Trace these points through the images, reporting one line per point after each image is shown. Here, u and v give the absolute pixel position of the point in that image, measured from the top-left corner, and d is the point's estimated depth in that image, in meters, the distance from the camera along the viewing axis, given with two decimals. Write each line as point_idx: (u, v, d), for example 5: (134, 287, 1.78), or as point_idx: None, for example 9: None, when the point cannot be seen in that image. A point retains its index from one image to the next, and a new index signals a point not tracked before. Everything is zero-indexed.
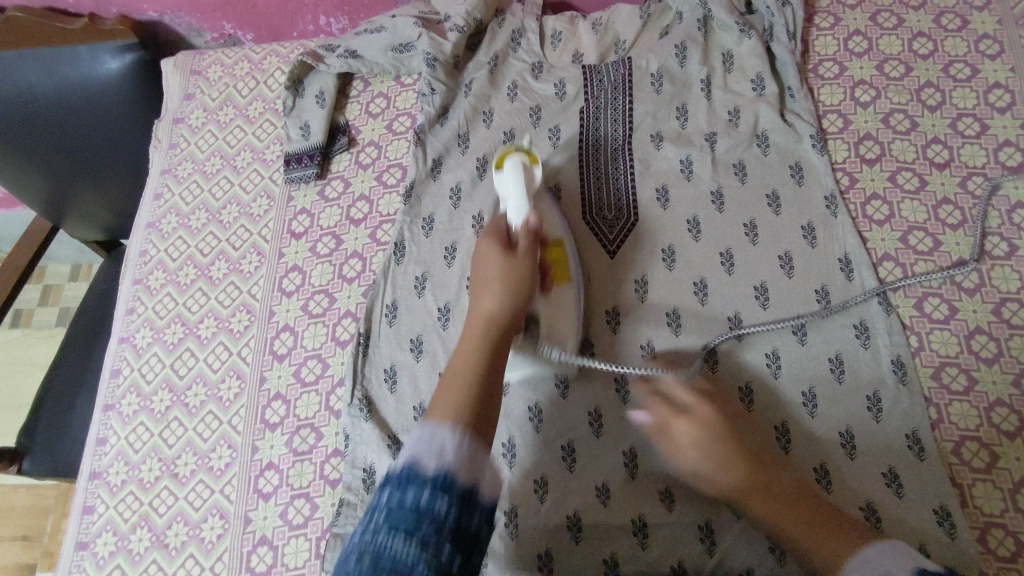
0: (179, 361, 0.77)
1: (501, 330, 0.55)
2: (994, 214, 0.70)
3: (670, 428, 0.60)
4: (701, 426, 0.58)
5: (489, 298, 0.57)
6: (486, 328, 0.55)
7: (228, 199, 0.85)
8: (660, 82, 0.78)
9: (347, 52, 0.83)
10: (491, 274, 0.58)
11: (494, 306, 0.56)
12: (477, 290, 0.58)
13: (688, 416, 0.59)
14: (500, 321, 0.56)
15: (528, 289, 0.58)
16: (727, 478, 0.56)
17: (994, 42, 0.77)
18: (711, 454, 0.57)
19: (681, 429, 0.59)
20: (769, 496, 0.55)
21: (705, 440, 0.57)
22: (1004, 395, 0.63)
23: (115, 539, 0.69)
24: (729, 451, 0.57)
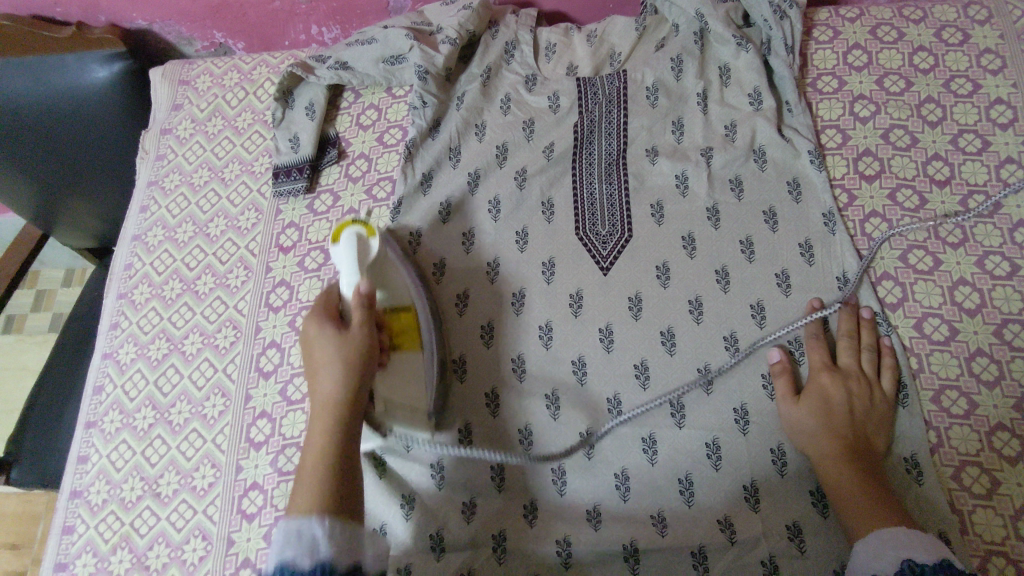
0: (164, 377, 0.75)
1: (347, 407, 0.54)
2: (996, 232, 0.68)
3: (795, 409, 0.62)
4: (822, 408, 0.61)
5: (327, 380, 0.55)
6: (331, 414, 0.53)
7: (216, 212, 0.83)
8: (655, 95, 0.77)
9: (338, 63, 0.82)
10: (329, 355, 0.56)
11: (333, 390, 0.54)
12: (311, 381, 0.56)
13: (810, 399, 0.62)
14: (339, 404, 0.54)
15: (365, 363, 0.56)
16: (826, 434, 0.60)
17: (996, 57, 0.75)
18: (827, 436, 0.60)
19: (803, 412, 0.62)
20: (850, 474, 0.58)
21: (822, 423, 0.61)
22: (1006, 420, 0.61)
23: (95, 560, 0.68)
24: (832, 438, 0.60)
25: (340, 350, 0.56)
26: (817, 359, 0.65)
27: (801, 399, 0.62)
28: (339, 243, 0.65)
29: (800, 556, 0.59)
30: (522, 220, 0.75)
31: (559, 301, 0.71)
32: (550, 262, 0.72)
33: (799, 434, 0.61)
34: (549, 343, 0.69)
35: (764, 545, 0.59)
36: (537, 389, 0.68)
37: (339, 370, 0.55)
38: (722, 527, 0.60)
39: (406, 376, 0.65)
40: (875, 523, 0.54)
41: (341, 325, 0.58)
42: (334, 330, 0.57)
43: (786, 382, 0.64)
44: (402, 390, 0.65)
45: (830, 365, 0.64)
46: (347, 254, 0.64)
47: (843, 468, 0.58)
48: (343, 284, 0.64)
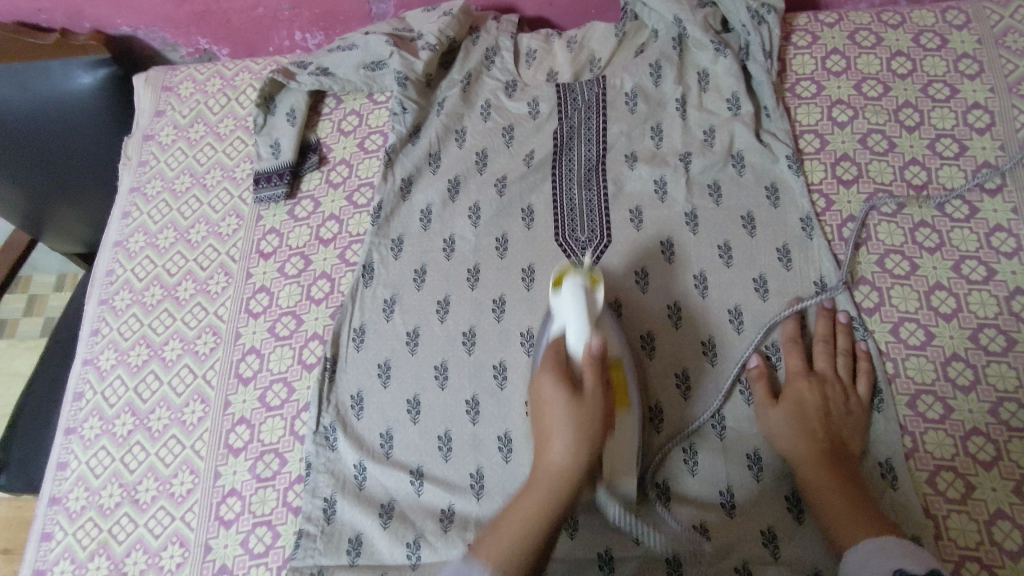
0: (143, 383, 0.75)
1: (565, 482, 0.54)
2: (972, 237, 0.68)
3: (769, 416, 0.62)
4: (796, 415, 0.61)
5: (558, 448, 0.54)
6: (554, 484, 0.54)
7: (197, 218, 0.83)
8: (634, 101, 0.77)
9: (318, 69, 0.82)
10: (558, 417, 0.54)
11: (562, 459, 0.54)
12: (541, 438, 0.56)
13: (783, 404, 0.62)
14: (570, 476, 0.54)
15: (598, 432, 0.54)
16: (803, 442, 0.60)
17: (974, 61, 0.76)
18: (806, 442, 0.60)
19: (779, 417, 0.62)
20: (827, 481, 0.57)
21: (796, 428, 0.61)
22: (981, 425, 0.61)
23: (73, 567, 0.68)
24: (810, 444, 0.60)
25: (573, 434, 0.54)
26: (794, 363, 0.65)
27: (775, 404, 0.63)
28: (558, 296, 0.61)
29: (774, 562, 0.58)
30: (502, 227, 0.75)
31: (540, 307, 0.70)
32: (530, 268, 0.72)
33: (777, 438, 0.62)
34: (532, 350, 0.68)
35: (738, 551, 0.59)
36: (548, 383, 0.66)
37: (571, 443, 0.54)
38: (698, 533, 0.60)
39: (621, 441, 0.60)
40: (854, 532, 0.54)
41: (573, 385, 0.56)
42: (562, 394, 0.55)
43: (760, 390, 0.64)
44: (615, 449, 0.60)
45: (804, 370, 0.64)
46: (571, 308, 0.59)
47: (822, 470, 0.58)
48: (568, 334, 0.58)
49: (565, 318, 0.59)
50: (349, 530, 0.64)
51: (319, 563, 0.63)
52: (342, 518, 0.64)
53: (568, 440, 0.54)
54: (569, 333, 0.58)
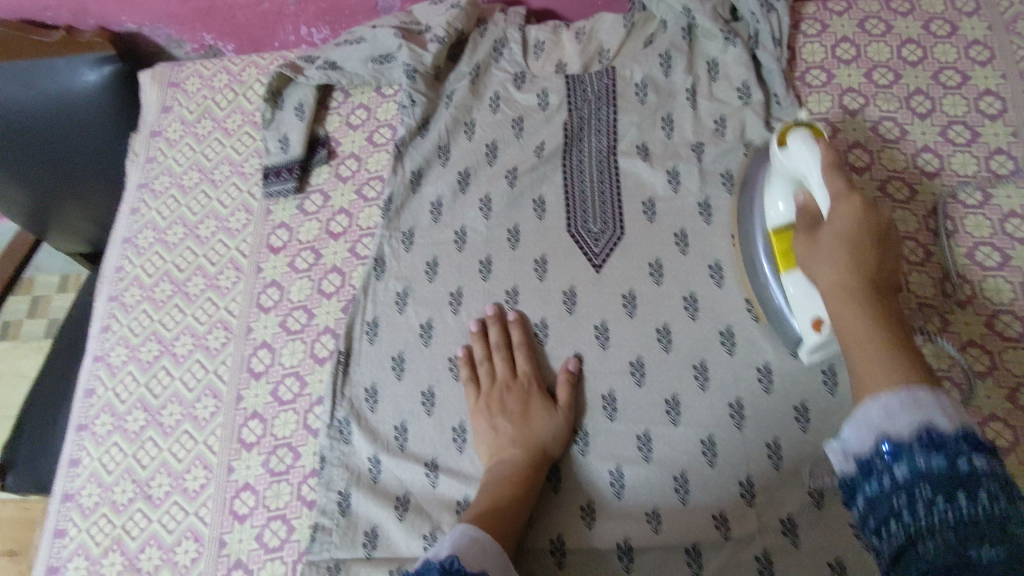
0: (154, 379, 0.75)
1: (855, 292, 0.50)
2: (986, 223, 0.68)
3: (805, 258, 0.55)
4: (840, 281, 0.51)
5: (822, 275, 0.52)
6: (845, 296, 0.50)
7: (206, 213, 0.83)
8: (644, 92, 0.77)
9: (327, 63, 0.82)
10: (815, 255, 0.54)
11: (830, 277, 0.52)
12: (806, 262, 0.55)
13: (826, 236, 0.54)
14: (842, 287, 0.51)
15: (866, 260, 0.51)
16: (834, 273, 0.51)
17: (985, 48, 0.75)
18: (848, 293, 0.50)
19: (823, 243, 0.53)
20: (861, 306, 0.49)
21: (862, 313, 0.49)
22: (999, 411, 0.61)
23: (87, 563, 0.68)
24: (859, 289, 0.50)
25: (828, 283, 0.52)
26: (837, 247, 0.52)
27: (812, 245, 0.55)
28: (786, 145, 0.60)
29: (794, 550, 0.58)
30: (513, 218, 0.75)
31: (552, 298, 0.71)
32: (542, 259, 0.72)
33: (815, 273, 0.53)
34: (546, 339, 0.70)
35: (759, 540, 0.59)
36: (574, 395, 0.67)
37: (829, 267, 0.52)
38: (717, 524, 0.60)
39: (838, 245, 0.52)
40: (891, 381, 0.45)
41: (814, 224, 0.56)
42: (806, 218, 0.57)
43: (806, 223, 0.57)
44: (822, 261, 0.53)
45: (868, 224, 0.52)
46: (807, 152, 0.58)
47: (854, 346, 0.48)
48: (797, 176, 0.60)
49: (801, 169, 0.59)
50: (365, 523, 0.64)
51: (335, 556, 0.62)
52: (358, 512, 0.64)
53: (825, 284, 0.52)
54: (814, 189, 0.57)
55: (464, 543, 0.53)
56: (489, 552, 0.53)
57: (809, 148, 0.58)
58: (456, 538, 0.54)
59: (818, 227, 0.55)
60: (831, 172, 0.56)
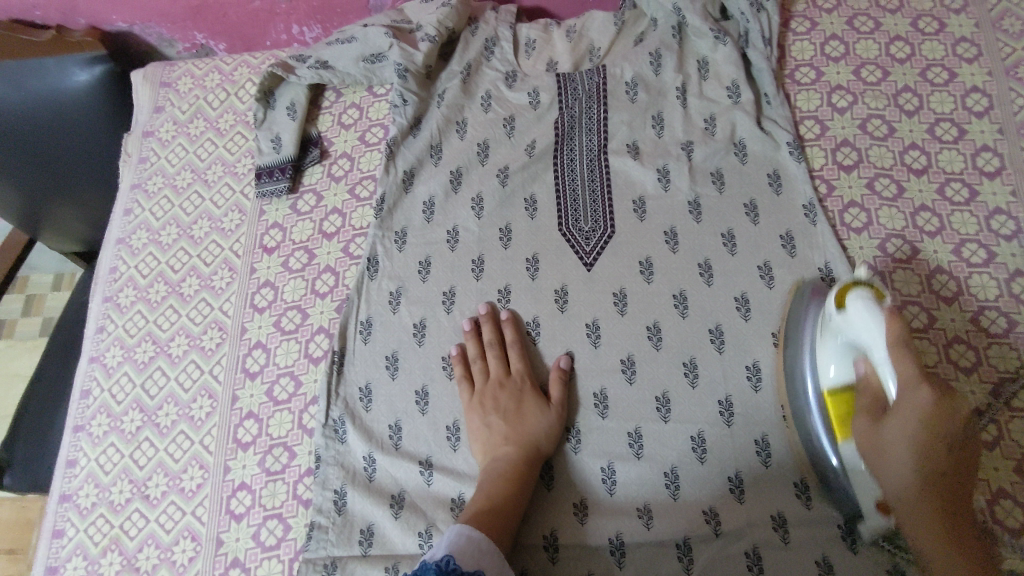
0: (150, 379, 0.76)
1: (928, 476, 0.48)
2: (972, 220, 0.69)
3: (874, 458, 0.52)
4: (919, 470, 0.48)
5: (892, 477, 0.50)
6: (925, 498, 0.48)
7: (199, 214, 0.83)
8: (635, 91, 0.77)
9: (318, 63, 0.82)
10: (894, 442, 0.49)
11: (902, 484, 0.49)
12: (874, 455, 0.51)
13: (894, 426, 0.49)
14: (916, 498, 0.48)
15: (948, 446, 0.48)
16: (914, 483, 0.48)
17: (972, 45, 0.76)
18: (938, 484, 0.48)
19: (892, 434, 0.50)
20: (929, 518, 0.47)
21: (910, 443, 0.48)
22: (984, 405, 0.62)
23: (85, 563, 0.68)
24: (928, 490, 0.48)
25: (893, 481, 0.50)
26: (907, 368, 0.49)
27: (883, 421, 0.51)
28: (845, 306, 0.56)
29: (783, 545, 0.59)
30: (505, 218, 0.75)
31: (544, 297, 0.71)
32: (534, 258, 0.73)
33: (880, 462, 0.51)
34: (539, 338, 0.70)
35: (748, 535, 0.60)
36: (566, 392, 0.67)
37: (911, 469, 0.49)
38: (707, 518, 0.61)
39: (899, 419, 0.49)
40: (946, 567, 0.46)
41: (878, 410, 0.52)
42: (912, 365, 0.49)
43: (867, 408, 0.53)
44: (890, 464, 0.50)
45: (951, 420, 0.47)
46: (867, 318, 0.53)
47: (926, 505, 0.48)
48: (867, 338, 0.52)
49: (865, 339, 0.53)
50: (361, 521, 0.64)
51: (331, 554, 0.63)
52: (353, 510, 0.65)
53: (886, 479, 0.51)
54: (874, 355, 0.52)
55: (460, 542, 0.53)
56: (485, 550, 0.54)
57: (871, 313, 0.53)
58: (453, 537, 0.54)
59: (884, 415, 0.51)
60: (898, 350, 0.50)
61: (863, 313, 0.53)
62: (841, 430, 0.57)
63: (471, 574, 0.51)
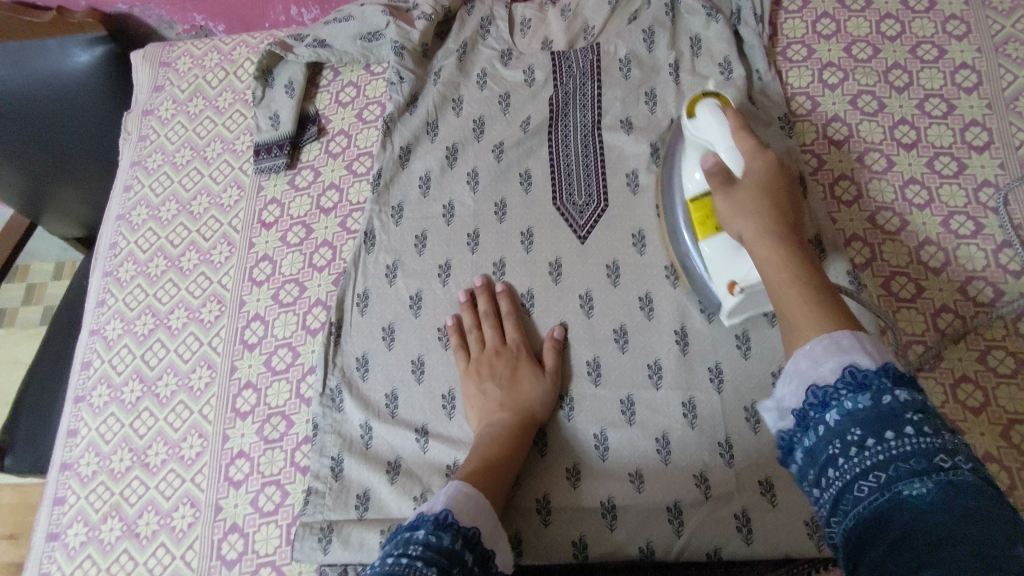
0: (150, 351, 0.77)
1: (784, 232, 0.52)
2: (960, 193, 0.70)
3: (729, 214, 0.55)
4: (767, 208, 0.53)
5: (751, 222, 0.53)
6: (784, 255, 0.50)
7: (198, 190, 0.84)
8: (629, 67, 0.78)
9: (316, 41, 0.83)
10: (747, 211, 0.53)
11: (761, 242, 0.52)
12: (733, 210, 0.55)
13: (749, 186, 0.54)
14: (776, 228, 0.51)
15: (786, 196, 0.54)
16: (774, 229, 0.52)
17: (961, 23, 0.77)
18: (770, 237, 0.51)
19: (743, 195, 0.54)
20: (786, 247, 0.50)
21: (766, 219, 0.52)
22: (970, 372, 0.63)
23: (86, 529, 0.70)
24: (782, 228, 0.52)
25: (756, 243, 0.52)
26: (747, 143, 0.57)
27: (732, 189, 0.55)
28: (695, 116, 0.62)
29: (772, 509, 0.60)
30: (500, 192, 0.76)
31: (539, 269, 0.72)
32: (528, 231, 0.74)
33: (733, 215, 0.54)
34: (533, 308, 0.71)
35: (737, 499, 0.61)
36: (559, 361, 0.69)
37: (756, 213, 0.53)
38: (698, 483, 0.61)
39: (750, 195, 0.54)
40: (825, 324, 0.44)
41: (731, 181, 0.55)
42: (752, 140, 0.57)
43: (718, 192, 0.57)
44: (743, 206, 0.54)
45: (778, 172, 0.55)
46: (712, 121, 0.60)
47: (792, 294, 0.47)
48: (716, 147, 0.59)
49: (711, 140, 0.60)
50: (357, 487, 0.65)
51: (328, 518, 0.64)
52: (350, 475, 0.66)
53: (748, 232, 0.53)
54: (718, 146, 0.59)
55: (458, 498, 0.54)
56: (482, 507, 0.54)
57: (716, 117, 0.60)
58: (450, 493, 0.54)
59: (736, 185, 0.55)
60: (740, 134, 0.58)
61: (729, 162, 0.57)
62: (705, 229, 0.62)
63: (469, 530, 0.52)
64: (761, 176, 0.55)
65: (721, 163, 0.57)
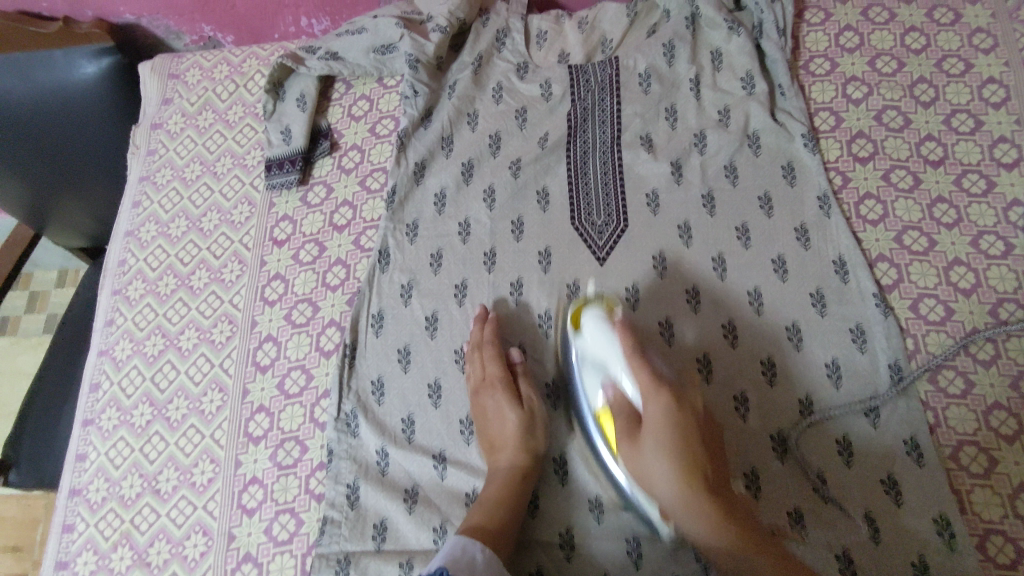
0: (160, 373, 0.75)
1: (700, 482, 0.54)
2: (990, 212, 0.68)
3: (633, 463, 0.57)
4: (677, 466, 0.54)
5: (660, 487, 0.55)
6: (695, 510, 0.54)
7: (208, 207, 0.83)
8: (648, 82, 0.77)
9: (328, 54, 0.82)
10: (656, 471, 0.55)
11: (668, 494, 0.55)
12: (631, 447, 0.58)
13: (651, 438, 0.56)
14: (685, 504, 0.54)
15: (693, 443, 0.56)
16: (682, 486, 0.54)
17: (988, 36, 0.75)
18: (688, 501, 0.54)
19: (651, 461, 0.56)
20: (706, 506, 0.53)
21: (673, 467, 0.54)
22: (1003, 399, 0.61)
23: (96, 558, 0.68)
24: (696, 490, 0.54)
25: (666, 488, 0.55)
26: (642, 379, 0.58)
27: (641, 443, 0.57)
28: (580, 329, 0.65)
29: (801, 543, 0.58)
30: (517, 210, 0.74)
31: (557, 290, 0.71)
32: (546, 251, 0.72)
33: (648, 479, 0.56)
34: (551, 332, 0.70)
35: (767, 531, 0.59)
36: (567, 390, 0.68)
37: (666, 466, 0.55)
38: None
39: (661, 442, 0.56)
40: (738, 560, 0.53)
41: (634, 428, 0.58)
42: (647, 375, 0.57)
43: (624, 425, 0.58)
44: (653, 465, 0.56)
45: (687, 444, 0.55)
46: (604, 339, 0.62)
47: (714, 534, 0.53)
48: (611, 370, 0.61)
49: (606, 358, 0.62)
50: (374, 516, 0.64)
51: (345, 549, 0.62)
52: (366, 504, 0.64)
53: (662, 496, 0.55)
54: (620, 386, 0.60)
55: (455, 553, 0.55)
56: (479, 560, 0.55)
57: (605, 333, 0.62)
58: (449, 550, 0.56)
59: (640, 431, 0.58)
60: (633, 362, 0.59)
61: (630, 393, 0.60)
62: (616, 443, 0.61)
63: None
64: (665, 426, 0.56)
65: (621, 396, 0.60)
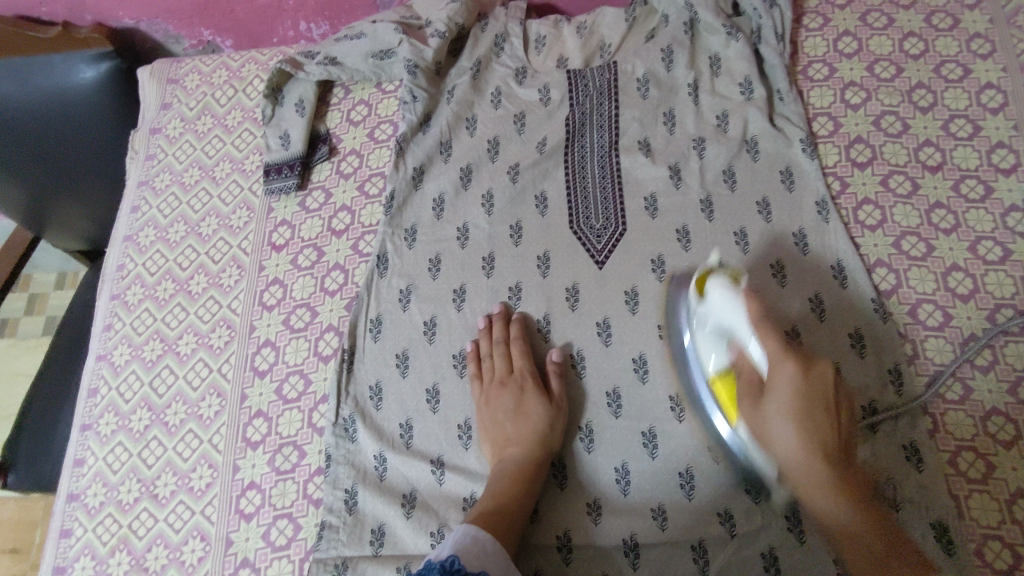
0: (158, 378, 0.75)
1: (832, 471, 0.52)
2: (988, 217, 0.68)
3: (755, 414, 0.55)
4: (809, 450, 0.52)
5: (781, 428, 0.53)
6: (818, 472, 0.52)
7: (207, 211, 0.83)
8: (646, 87, 0.77)
9: (327, 59, 0.82)
10: (783, 391, 0.53)
11: (791, 440, 0.53)
12: (756, 413, 0.54)
13: (780, 412, 0.53)
14: (805, 466, 0.52)
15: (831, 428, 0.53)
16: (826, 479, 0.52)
17: (986, 41, 0.75)
18: (807, 465, 0.52)
19: (784, 429, 0.53)
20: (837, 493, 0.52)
21: (800, 429, 0.52)
22: (1001, 405, 0.61)
23: (94, 563, 0.68)
24: (825, 466, 0.52)
25: (790, 425, 0.53)
26: (772, 345, 0.54)
27: (765, 405, 0.54)
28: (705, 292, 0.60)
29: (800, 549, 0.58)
30: (516, 215, 0.74)
31: (555, 295, 0.71)
32: (545, 256, 0.72)
33: (766, 428, 0.54)
34: (551, 335, 0.70)
35: (764, 537, 0.59)
36: (566, 388, 0.68)
37: (794, 430, 0.52)
38: (722, 520, 0.60)
39: (793, 407, 0.53)
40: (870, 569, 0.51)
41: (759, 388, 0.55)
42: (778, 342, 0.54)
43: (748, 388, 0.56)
44: (778, 414, 0.53)
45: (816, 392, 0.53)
46: (728, 304, 0.57)
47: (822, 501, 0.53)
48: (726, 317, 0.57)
49: (729, 319, 0.57)
50: (372, 521, 0.64)
51: (343, 554, 0.62)
52: (364, 509, 0.64)
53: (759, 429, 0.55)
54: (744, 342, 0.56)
55: (466, 542, 0.54)
56: (491, 551, 0.54)
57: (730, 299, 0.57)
58: (458, 537, 0.55)
59: (763, 395, 0.55)
60: (763, 329, 0.55)
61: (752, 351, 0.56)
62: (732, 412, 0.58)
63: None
64: (801, 391, 0.53)
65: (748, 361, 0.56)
